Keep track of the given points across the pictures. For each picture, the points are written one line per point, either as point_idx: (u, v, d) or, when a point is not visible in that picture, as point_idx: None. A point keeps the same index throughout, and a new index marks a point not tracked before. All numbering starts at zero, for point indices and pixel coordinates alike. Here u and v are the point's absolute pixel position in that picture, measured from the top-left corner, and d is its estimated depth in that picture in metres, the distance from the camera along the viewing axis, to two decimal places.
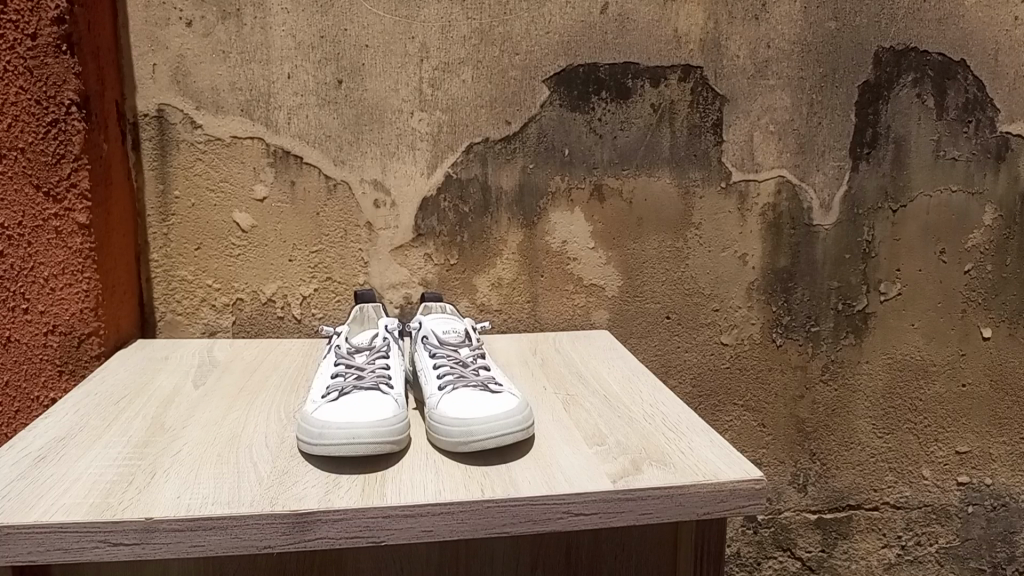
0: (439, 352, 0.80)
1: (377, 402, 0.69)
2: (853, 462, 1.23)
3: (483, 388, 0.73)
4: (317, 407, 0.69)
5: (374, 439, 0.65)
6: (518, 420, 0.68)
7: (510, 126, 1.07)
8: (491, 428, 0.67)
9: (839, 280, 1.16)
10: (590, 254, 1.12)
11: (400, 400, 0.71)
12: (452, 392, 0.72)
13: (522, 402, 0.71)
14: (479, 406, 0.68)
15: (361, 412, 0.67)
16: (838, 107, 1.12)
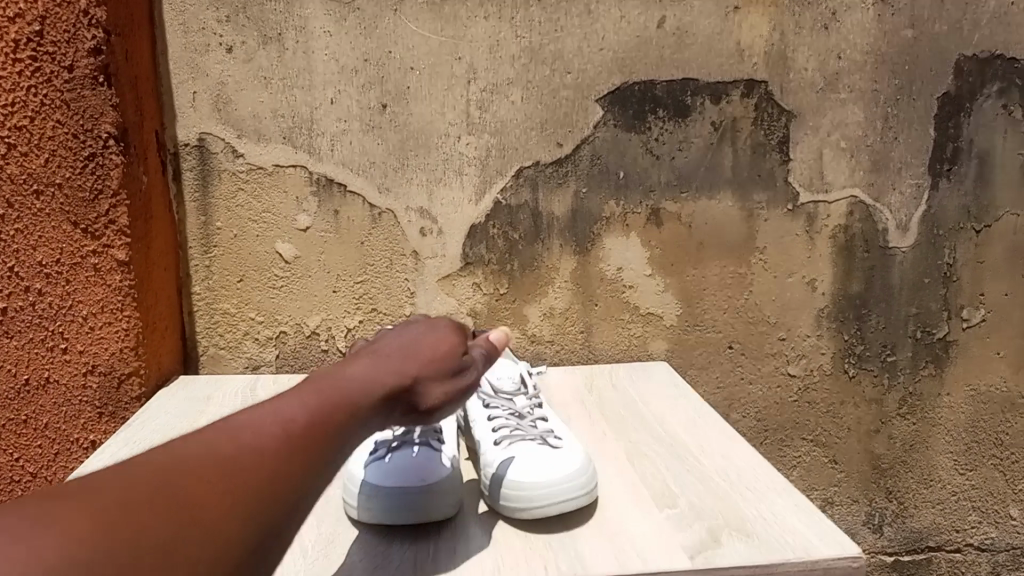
0: (494, 404, 0.75)
1: (427, 460, 0.65)
2: (933, 500, 1.14)
3: (541, 443, 0.68)
4: (363, 464, 0.65)
5: (426, 504, 0.61)
6: (580, 483, 0.63)
7: (562, 148, 1.02)
8: (552, 494, 0.61)
9: (917, 307, 1.08)
10: (648, 282, 1.06)
11: (452, 457, 0.67)
12: (509, 448, 0.67)
13: (586, 461, 0.66)
14: (538, 466, 0.63)
15: (410, 473, 0.63)
16: (915, 121, 1.04)
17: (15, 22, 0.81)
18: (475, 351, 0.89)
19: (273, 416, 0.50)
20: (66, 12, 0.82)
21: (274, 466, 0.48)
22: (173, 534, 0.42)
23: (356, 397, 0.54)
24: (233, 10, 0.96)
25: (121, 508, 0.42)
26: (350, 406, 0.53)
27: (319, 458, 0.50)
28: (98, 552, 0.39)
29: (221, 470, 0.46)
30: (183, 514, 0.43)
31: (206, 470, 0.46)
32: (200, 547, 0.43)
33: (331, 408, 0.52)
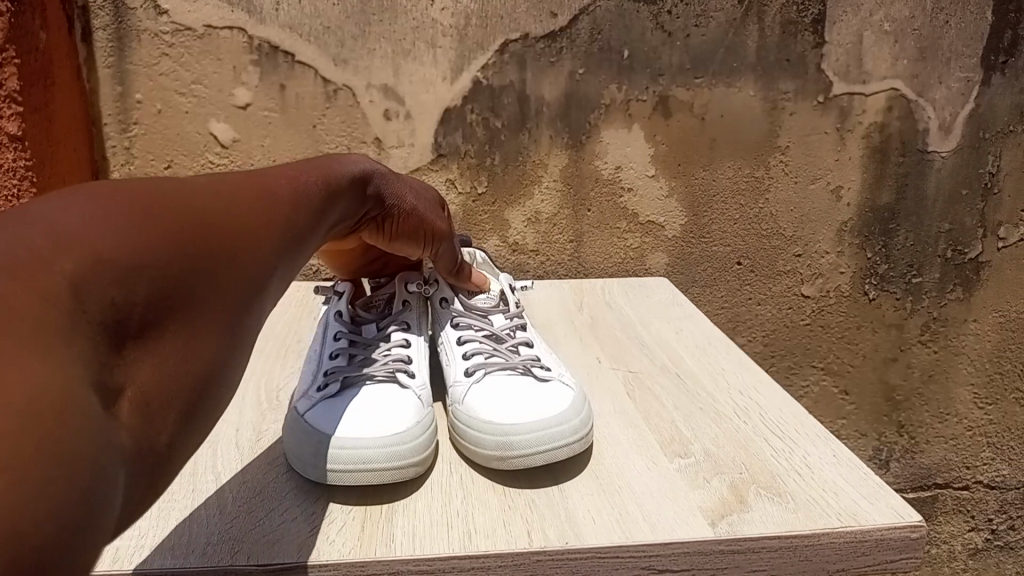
0: (465, 324, 0.62)
1: (395, 406, 0.51)
2: (946, 436, 1.04)
3: (525, 375, 0.55)
4: (312, 411, 0.51)
5: (392, 463, 0.47)
6: (572, 425, 0.49)
7: (557, 19, 0.85)
8: (536, 440, 0.48)
9: (951, 222, 0.95)
10: (649, 184, 0.91)
11: (424, 398, 0.53)
12: (486, 383, 0.53)
13: (580, 398, 0.52)
14: (519, 404, 0.50)
15: (370, 421, 0.49)
16: (973, 1, 0.88)
17: None
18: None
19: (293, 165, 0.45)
20: None
21: (310, 206, 0.43)
22: (252, 238, 0.37)
23: (348, 167, 0.50)
24: None
25: (196, 197, 0.35)
26: (341, 170, 0.49)
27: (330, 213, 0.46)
28: (198, 236, 0.33)
29: (270, 192, 0.40)
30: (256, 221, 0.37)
31: (251, 185, 0.39)
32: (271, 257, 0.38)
33: (330, 170, 0.48)
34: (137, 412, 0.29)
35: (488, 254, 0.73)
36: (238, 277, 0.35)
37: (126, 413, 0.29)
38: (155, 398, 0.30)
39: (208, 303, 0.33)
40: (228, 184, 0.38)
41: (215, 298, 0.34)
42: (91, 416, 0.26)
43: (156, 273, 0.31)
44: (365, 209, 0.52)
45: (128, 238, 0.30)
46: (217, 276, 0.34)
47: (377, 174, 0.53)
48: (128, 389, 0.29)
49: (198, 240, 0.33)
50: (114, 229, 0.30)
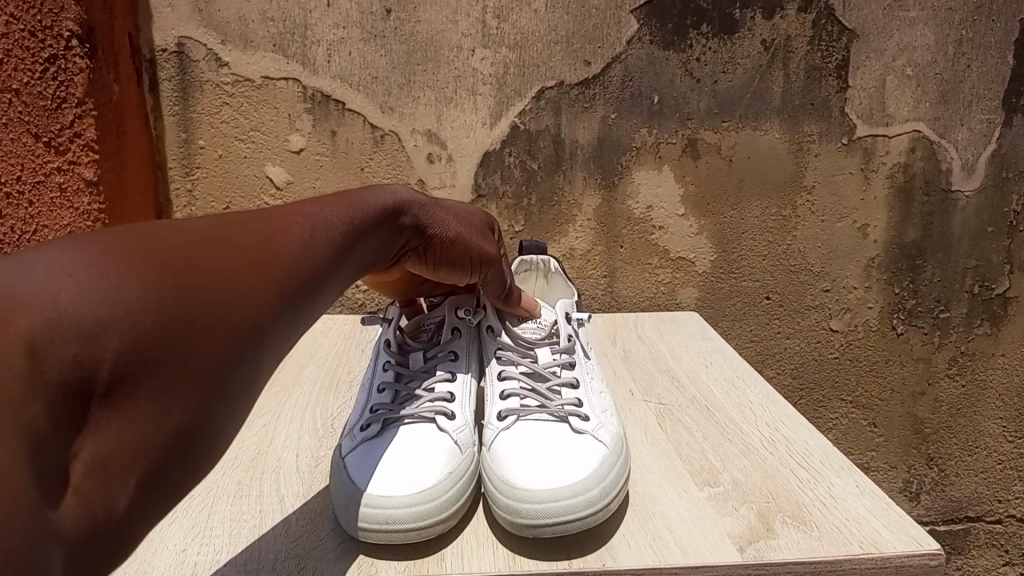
0: (508, 359, 0.65)
1: (429, 452, 0.52)
2: (976, 469, 1.05)
3: (563, 424, 0.57)
4: (357, 452, 0.54)
5: (414, 523, 0.48)
6: (591, 496, 0.49)
7: (590, 67, 0.90)
8: (550, 511, 0.47)
9: (976, 259, 0.98)
10: (680, 223, 0.95)
11: (459, 440, 0.55)
12: (515, 441, 0.54)
13: (608, 467, 0.51)
14: (541, 467, 0.50)
15: (396, 481, 0.49)
16: (993, 46, 0.91)
17: None
18: (522, 266, 0.78)
19: (315, 205, 0.46)
20: None
21: (326, 249, 0.44)
22: (252, 287, 0.37)
23: (377, 200, 0.52)
24: None
25: (195, 249, 0.36)
26: (372, 207, 0.51)
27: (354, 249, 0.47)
28: (185, 291, 0.34)
29: (282, 238, 0.41)
30: (260, 269, 0.38)
31: (265, 231, 0.41)
32: (275, 305, 0.38)
33: (356, 210, 0.49)
34: (89, 476, 0.31)
35: (562, 266, 0.77)
36: (233, 328, 0.36)
37: (77, 477, 0.30)
38: (113, 461, 0.31)
39: (186, 359, 0.34)
40: (238, 232, 0.39)
41: (196, 354, 0.34)
42: (21, 501, 0.28)
43: (128, 329, 0.32)
44: (399, 240, 0.54)
45: (102, 296, 0.32)
46: (206, 330, 0.34)
47: (413, 204, 0.55)
48: (83, 454, 0.30)
49: (187, 293, 0.34)
50: (93, 290, 0.32)
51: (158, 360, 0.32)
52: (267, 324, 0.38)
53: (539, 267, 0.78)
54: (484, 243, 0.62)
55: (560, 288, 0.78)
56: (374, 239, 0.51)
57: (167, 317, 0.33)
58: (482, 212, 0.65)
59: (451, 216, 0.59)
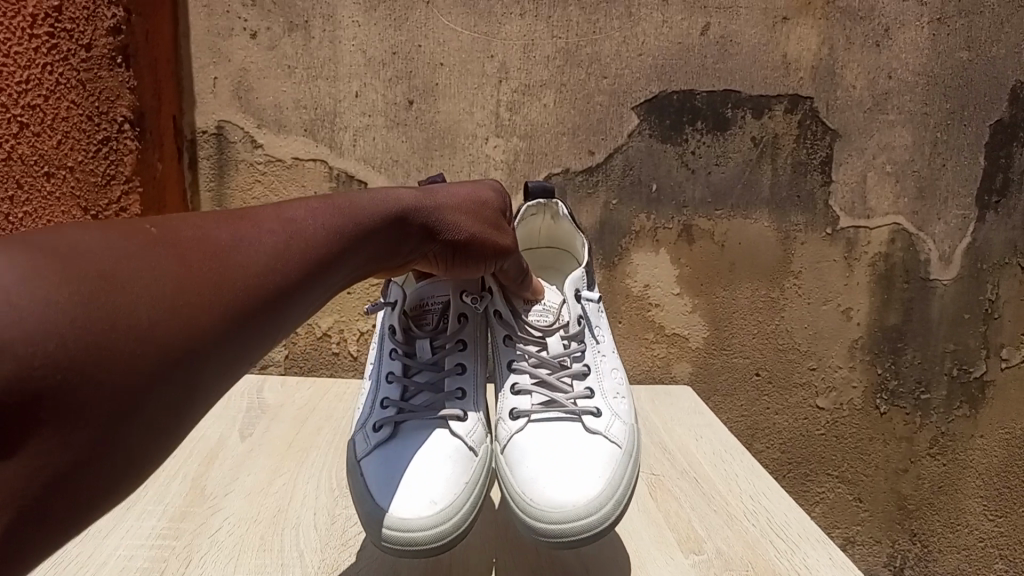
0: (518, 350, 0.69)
1: (445, 467, 0.58)
2: (958, 546, 1.08)
3: (577, 423, 0.63)
4: (375, 462, 0.59)
5: (440, 540, 0.53)
6: (596, 516, 0.54)
7: (594, 156, 0.97)
8: (569, 527, 0.54)
9: (955, 343, 1.03)
10: (675, 301, 1.01)
11: (475, 443, 0.61)
12: (532, 452, 0.60)
13: (618, 475, 0.58)
14: (552, 482, 0.56)
15: (416, 499, 0.55)
16: (966, 148, 0.99)
17: None
18: (528, 212, 0.77)
19: (300, 212, 0.46)
20: None
21: (300, 262, 0.43)
22: (208, 298, 0.37)
23: (376, 203, 0.53)
24: None
25: (161, 250, 0.37)
26: (349, 219, 0.49)
27: (342, 252, 0.47)
28: (113, 303, 0.33)
29: (252, 249, 0.41)
30: (220, 276, 0.38)
31: (233, 241, 0.40)
32: (229, 320, 0.38)
33: (331, 221, 0.48)
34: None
35: (570, 211, 0.77)
36: (180, 332, 0.35)
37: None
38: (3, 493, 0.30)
39: (100, 379, 0.32)
40: (207, 238, 0.39)
41: (131, 358, 0.33)
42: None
43: (77, 321, 0.31)
44: (399, 247, 0.55)
45: (58, 285, 0.31)
46: (128, 349, 0.33)
47: (419, 208, 0.56)
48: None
49: (140, 292, 0.34)
50: (30, 287, 0.31)
51: (90, 358, 0.31)
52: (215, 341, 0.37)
53: (546, 213, 0.78)
54: (497, 236, 0.63)
55: (567, 231, 0.79)
56: (370, 243, 0.51)
57: (114, 314, 0.33)
58: (496, 195, 0.65)
59: (464, 216, 0.60)
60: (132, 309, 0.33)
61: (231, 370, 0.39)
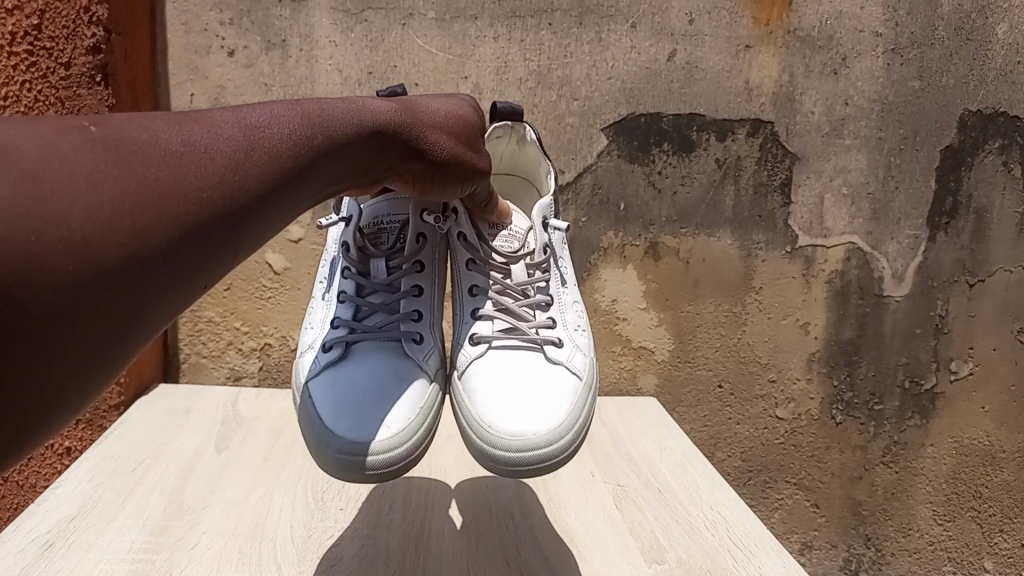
0: (479, 272, 0.68)
1: (399, 391, 0.58)
2: (910, 549, 1.12)
3: (537, 353, 0.64)
4: (325, 385, 0.58)
5: (391, 468, 0.54)
6: (552, 451, 0.56)
7: (564, 175, 1.01)
8: (526, 461, 0.55)
9: (907, 356, 1.08)
10: (641, 315, 1.05)
11: (429, 368, 0.61)
12: (491, 382, 0.60)
13: (574, 409, 0.59)
14: (510, 415, 0.56)
15: (369, 422, 0.54)
16: (918, 172, 1.04)
17: (12, 13, 0.79)
18: (494, 134, 0.73)
19: (262, 119, 0.42)
20: (66, 7, 0.82)
21: (261, 173, 0.40)
22: (151, 211, 0.35)
23: (342, 112, 0.47)
24: (238, 14, 0.95)
25: (99, 156, 0.34)
26: (323, 124, 0.45)
27: (314, 165, 0.44)
28: (40, 205, 0.31)
29: (204, 158, 0.38)
30: (169, 190, 0.36)
31: (185, 147, 0.38)
32: (170, 240, 0.35)
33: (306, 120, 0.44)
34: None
35: (538, 134, 0.74)
36: (118, 247, 0.33)
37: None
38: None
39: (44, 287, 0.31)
40: (156, 143, 0.37)
41: (60, 278, 0.31)
42: None
43: (2, 233, 0.29)
44: (375, 163, 0.50)
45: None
46: (62, 256, 0.31)
47: (391, 122, 0.50)
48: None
49: (73, 202, 0.32)
50: None
51: (21, 278, 0.30)
52: (152, 262, 0.35)
53: (511, 136, 0.74)
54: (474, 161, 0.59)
55: (533, 155, 0.75)
56: (341, 157, 0.46)
57: (43, 225, 0.31)
58: (472, 117, 0.61)
59: (443, 135, 0.55)
60: (70, 215, 0.32)
61: (174, 297, 0.37)
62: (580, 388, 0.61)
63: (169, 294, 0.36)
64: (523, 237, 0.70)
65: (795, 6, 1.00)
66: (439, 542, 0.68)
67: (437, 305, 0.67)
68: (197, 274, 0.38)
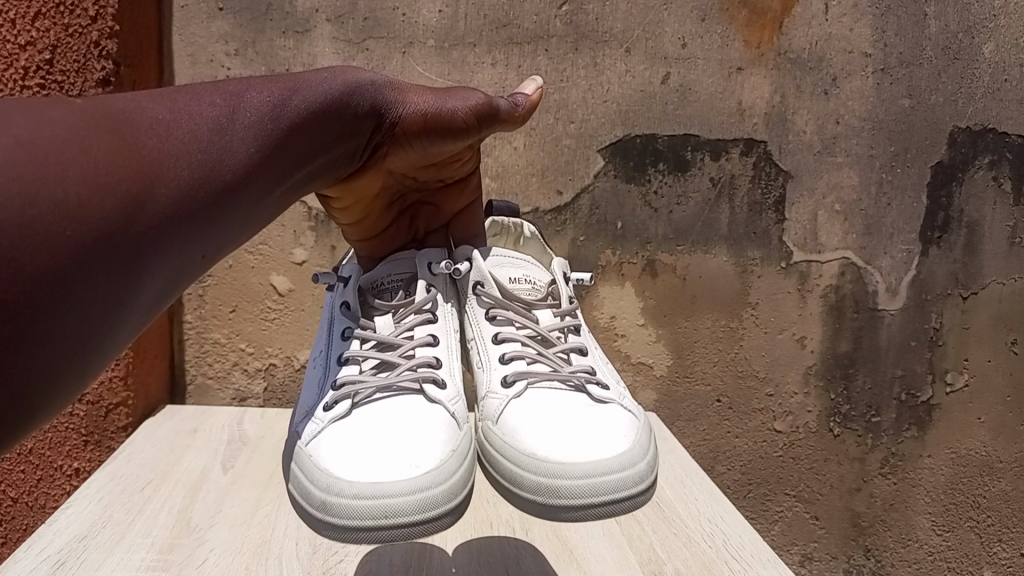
0: (505, 318, 0.66)
1: (424, 434, 0.54)
2: (909, 560, 1.13)
3: (581, 394, 0.60)
4: (335, 436, 0.55)
5: (419, 513, 0.48)
6: (612, 481, 0.50)
7: (562, 196, 1.03)
8: (591, 487, 0.50)
9: (902, 369, 1.10)
10: (639, 332, 1.07)
11: (455, 412, 0.58)
12: (533, 417, 0.56)
13: (635, 441, 0.54)
14: (557, 445, 0.52)
15: (393, 466, 0.50)
16: (909, 188, 1.06)
17: (25, 49, 0.86)
18: (494, 228, 0.80)
19: (238, 91, 0.49)
20: (77, 42, 0.87)
21: (241, 140, 0.47)
22: (143, 175, 0.40)
23: (323, 83, 0.55)
24: (242, 44, 0.98)
25: (92, 123, 0.39)
26: (302, 100, 0.53)
27: (292, 131, 0.51)
28: (46, 167, 0.35)
29: (186, 126, 0.44)
30: (157, 154, 0.41)
31: (171, 116, 0.44)
32: (167, 204, 0.41)
33: (290, 94, 0.52)
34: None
35: (535, 229, 0.77)
36: (113, 209, 0.38)
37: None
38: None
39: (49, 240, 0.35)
40: (139, 113, 0.42)
41: (58, 241, 0.35)
42: None
43: (16, 192, 0.34)
44: (355, 131, 0.58)
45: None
46: (70, 209, 0.36)
47: (368, 87, 0.59)
48: None
49: (68, 169, 0.36)
50: None
51: (19, 241, 0.33)
52: (150, 225, 0.40)
53: (509, 230, 0.79)
54: (469, 101, 0.63)
55: (534, 250, 0.78)
56: (321, 122, 0.54)
57: (42, 187, 0.35)
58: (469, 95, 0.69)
59: (424, 92, 0.63)
60: (75, 169, 0.36)
61: (166, 259, 0.42)
62: (637, 424, 0.57)
63: (153, 265, 0.41)
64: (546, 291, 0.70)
65: (785, 28, 1.02)
66: (441, 558, 0.70)
67: (455, 359, 0.64)
68: (178, 242, 0.42)
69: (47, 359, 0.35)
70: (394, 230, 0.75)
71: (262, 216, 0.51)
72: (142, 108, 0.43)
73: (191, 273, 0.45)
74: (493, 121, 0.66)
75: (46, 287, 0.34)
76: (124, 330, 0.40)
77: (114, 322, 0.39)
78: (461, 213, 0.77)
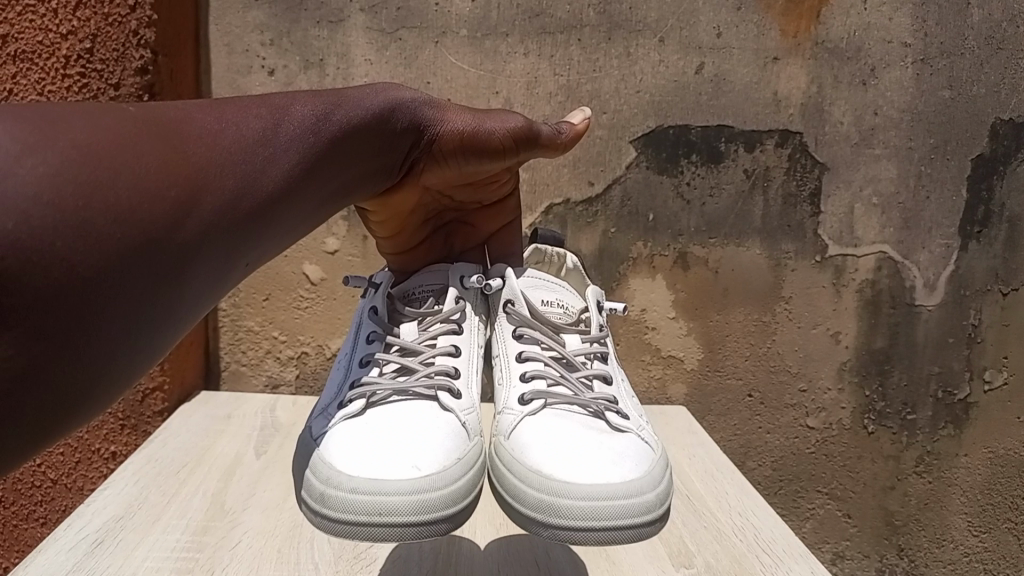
0: (531, 337, 0.65)
1: (439, 439, 0.53)
2: (944, 560, 1.11)
3: (599, 420, 0.59)
4: (343, 433, 0.54)
5: (414, 517, 0.49)
6: (613, 508, 0.50)
7: (593, 187, 1.02)
8: (593, 511, 0.50)
9: (940, 366, 1.08)
10: (670, 325, 1.06)
11: (467, 423, 0.57)
12: (546, 433, 0.55)
13: (650, 472, 0.53)
14: (565, 466, 0.52)
15: (396, 465, 0.50)
16: (948, 181, 1.04)
17: (67, 38, 0.87)
18: (535, 256, 0.76)
19: (283, 104, 0.50)
20: (116, 31, 0.88)
21: (284, 153, 0.47)
22: (192, 183, 0.40)
23: (364, 97, 0.56)
24: (277, 34, 0.98)
25: (142, 129, 0.40)
26: (341, 115, 0.53)
27: (330, 145, 0.51)
28: (100, 171, 0.36)
29: (231, 137, 0.44)
30: (205, 163, 0.42)
31: (217, 126, 0.44)
32: (212, 211, 0.41)
33: (330, 107, 0.52)
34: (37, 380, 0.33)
35: (578, 260, 0.74)
36: (162, 214, 0.38)
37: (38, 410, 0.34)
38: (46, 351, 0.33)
39: (101, 244, 0.35)
40: (188, 121, 0.43)
41: (109, 244, 0.36)
42: None
43: (71, 195, 0.35)
44: (393, 144, 0.58)
45: (48, 162, 0.35)
46: (121, 213, 0.36)
47: (409, 102, 0.59)
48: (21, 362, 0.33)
49: (120, 174, 0.37)
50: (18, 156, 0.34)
51: (70, 240, 0.34)
52: (195, 232, 0.40)
53: (552, 261, 0.76)
54: (508, 123, 0.63)
55: (576, 284, 0.76)
56: (360, 136, 0.54)
57: (94, 190, 0.36)
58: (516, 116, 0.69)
59: (464, 111, 0.63)
60: (124, 176, 0.37)
61: (211, 265, 0.42)
62: (654, 456, 0.55)
63: (198, 270, 0.41)
64: (576, 317, 0.70)
65: (822, 18, 1.01)
66: (470, 545, 0.70)
67: (474, 373, 0.64)
68: (222, 246, 0.43)
69: (93, 358, 0.36)
70: (425, 247, 0.74)
71: (298, 229, 0.52)
72: (190, 116, 0.44)
73: (233, 279, 0.46)
74: (533, 146, 0.66)
75: (97, 286, 0.35)
76: (172, 330, 0.41)
77: (162, 320, 0.40)
78: (495, 234, 0.77)
